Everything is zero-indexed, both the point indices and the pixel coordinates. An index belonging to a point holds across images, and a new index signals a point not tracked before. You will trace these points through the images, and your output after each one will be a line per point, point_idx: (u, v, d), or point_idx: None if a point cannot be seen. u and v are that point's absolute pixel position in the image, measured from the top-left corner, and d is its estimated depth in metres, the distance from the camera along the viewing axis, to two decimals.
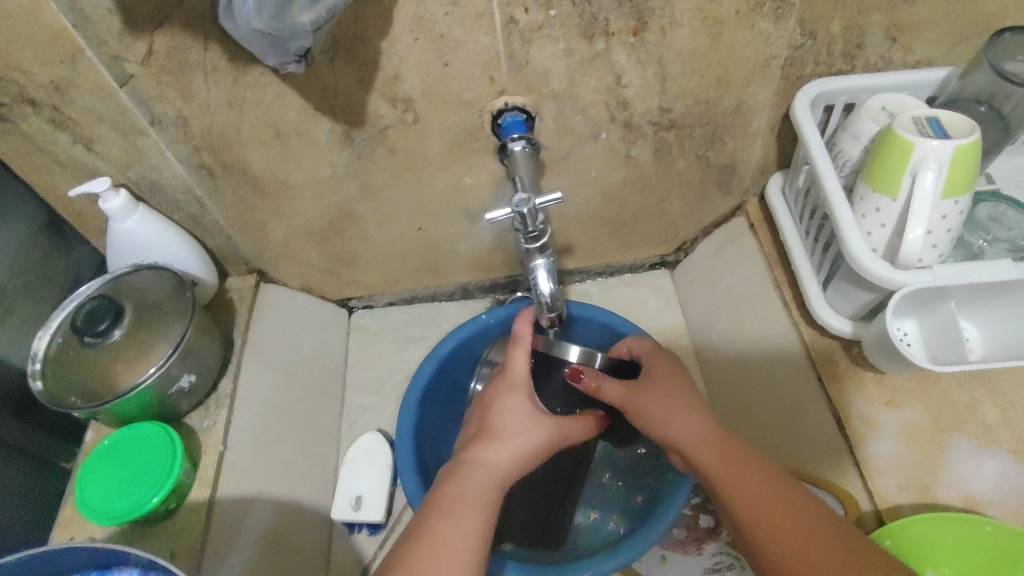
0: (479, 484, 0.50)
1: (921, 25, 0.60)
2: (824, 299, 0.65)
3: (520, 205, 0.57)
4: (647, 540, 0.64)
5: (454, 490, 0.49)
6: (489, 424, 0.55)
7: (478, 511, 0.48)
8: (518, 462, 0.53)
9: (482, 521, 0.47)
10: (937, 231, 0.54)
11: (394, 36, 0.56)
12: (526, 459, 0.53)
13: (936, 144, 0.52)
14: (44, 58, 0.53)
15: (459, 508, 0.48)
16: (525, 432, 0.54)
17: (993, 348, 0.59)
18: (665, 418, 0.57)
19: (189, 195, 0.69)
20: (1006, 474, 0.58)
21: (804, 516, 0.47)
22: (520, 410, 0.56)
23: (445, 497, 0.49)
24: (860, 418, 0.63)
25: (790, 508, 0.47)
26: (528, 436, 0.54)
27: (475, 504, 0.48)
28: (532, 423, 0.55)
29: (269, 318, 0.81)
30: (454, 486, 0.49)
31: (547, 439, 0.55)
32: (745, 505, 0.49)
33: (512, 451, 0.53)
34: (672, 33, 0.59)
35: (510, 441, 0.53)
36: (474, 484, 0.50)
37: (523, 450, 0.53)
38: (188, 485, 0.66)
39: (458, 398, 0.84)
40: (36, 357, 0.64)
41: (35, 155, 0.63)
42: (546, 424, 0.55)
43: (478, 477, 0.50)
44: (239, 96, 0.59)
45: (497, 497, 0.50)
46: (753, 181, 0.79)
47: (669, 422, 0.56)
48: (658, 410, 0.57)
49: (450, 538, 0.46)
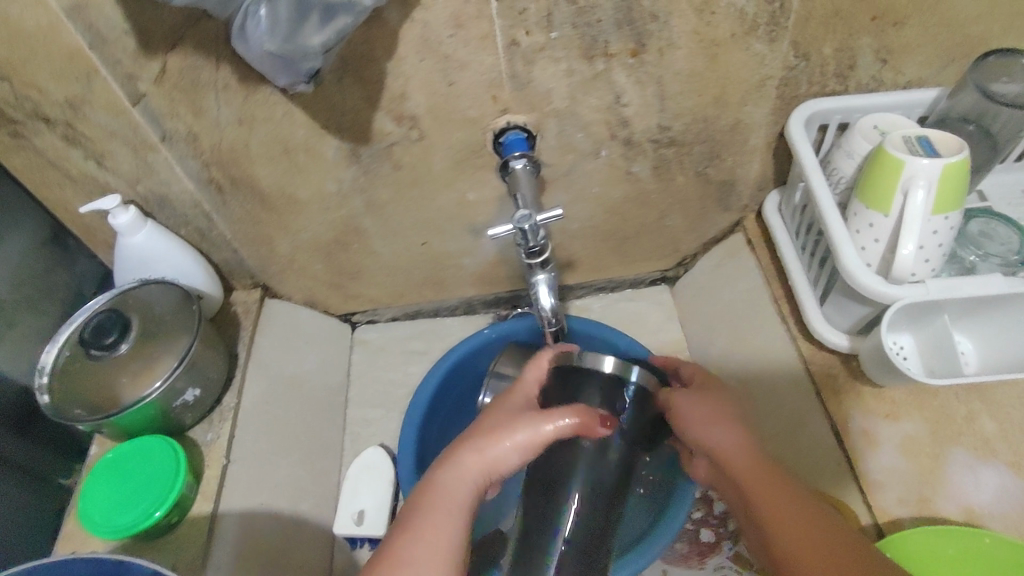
0: (455, 489, 0.50)
1: (910, 47, 0.62)
2: (821, 312, 0.67)
3: (522, 220, 0.58)
4: (651, 554, 0.66)
5: (429, 498, 0.50)
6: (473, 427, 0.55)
7: (452, 520, 0.49)
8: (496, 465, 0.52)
9: (454, 531, 0.48)
10: (930, 246, 0.56)
11: (401, 57, 0.58)
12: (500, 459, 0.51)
13: (926, 162, 0.53)
14: (60, 76, 0.55)
15: (434, 518, 0.48)
16: (501, 428, 0.52)
17: (987, 363, 0.60)
18: (702, 430, 0.57)
19: (197, 209, 0.70)
20: (1005, 486, 0.58)
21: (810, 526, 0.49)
22: (505, 412, 0.55)
23: (420, 502, 0.50)
24: (858, 432, 0.64)
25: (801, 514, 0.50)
26: (503, 436, 0.51)
27: (440, 512, 0.49)
28: (514, 420, 0.53)
29: (273, 332, 0.82)
30: (431, 494, 0.50)
31: (528, 434, 0.52)
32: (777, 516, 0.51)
33: (493, 453, 0.51)
34: (670, 55, 0.61)
35: (491, 449, 0.51)
36: (453, 495, 0.50)
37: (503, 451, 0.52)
38: (191, 500, 0.66)
39: (464, 409, 0.85)
40: (44, 370, 0.64)
41: (47, 169, 0.64)
42: (527, 419, 0.53)
43: (452, 483, 0.50)
44: (249, 114, 0.61)
45: (473, 495, 0.50)
46: (752, 197, 0.80)
47: (704, 435, 0.57)
48: (698, 423, 0.57)
49: (425, 548, 0.47)
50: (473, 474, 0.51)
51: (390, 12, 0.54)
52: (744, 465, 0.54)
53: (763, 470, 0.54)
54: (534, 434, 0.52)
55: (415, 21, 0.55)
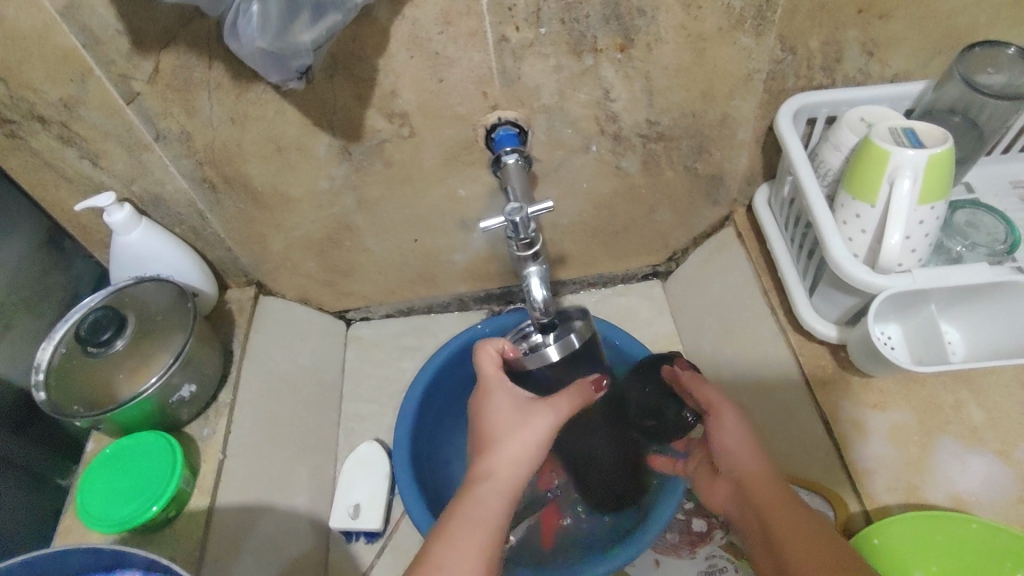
0: (492, 499, 0.50)
1: (896, 39, 0.63)
2: (810, 304, 0.67)
3: (512, 213, 0.59)
4: (640, 546, 0.67)
5: (464, 510, 0.49)
6: (484, 437, 0.55)
7: (490, 531, 0.48)
8: (522, 466, 0.53)
9: (491, 539, 0.48)
10: (915, 236, 0.56)
11: (391, 54, 0.58)
12: (530, 455, 0.53)
13: (911, 153, 0.54)
14: (55, 77, 0.56)
15: (466, 529, 0.48)
16: (517, 428, 0.54)
17: (974, 351, 0.61)
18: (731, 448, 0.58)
19: (191, 208, 0.71)
20: (992, 473, 0.59)
21: (810, 531, 0.50)
22: (506, 409, 0.56)
23: (461, 517, 0.49)
24: (849, 422, 0.64)
25: (798, 522, 0.51)
26: (524, 432, 0.53)
27: (483, 522, 0.49)
28: (527, 416, 0.54)
29: (267, 329, 0.83)
30: (463, 503, 0.50)
31: (545, 422, 0.54)
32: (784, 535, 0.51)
33: (513, 447, 0.53)
34: (658, 49, 0.62)
35: (508, 444, 0.53)
36: (483, 498, 0.50)
37: (526, 445, 0.53)
38: (188, 493, 0.67)
39: (460, 424, 0.86)
40: (39, 368, 0.66)
41: (43, 169, 0.65)
42: (538, 411, 0.55)
43: (485, 491, 0.50)
44: (242, 112, 0.61)
45: (507, 503, 0.50)
46: (741, 192, 0.81)
47: (731, 448, 0.58)
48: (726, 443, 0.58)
49: (460, 567, 0.46)
50: (507, 482, 0.51)
51: (379, 9, 0.54)
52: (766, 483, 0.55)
53: (769, 486, 0.55)
54: (549, 421, 0.54)
55: (404, 18, 0.56)
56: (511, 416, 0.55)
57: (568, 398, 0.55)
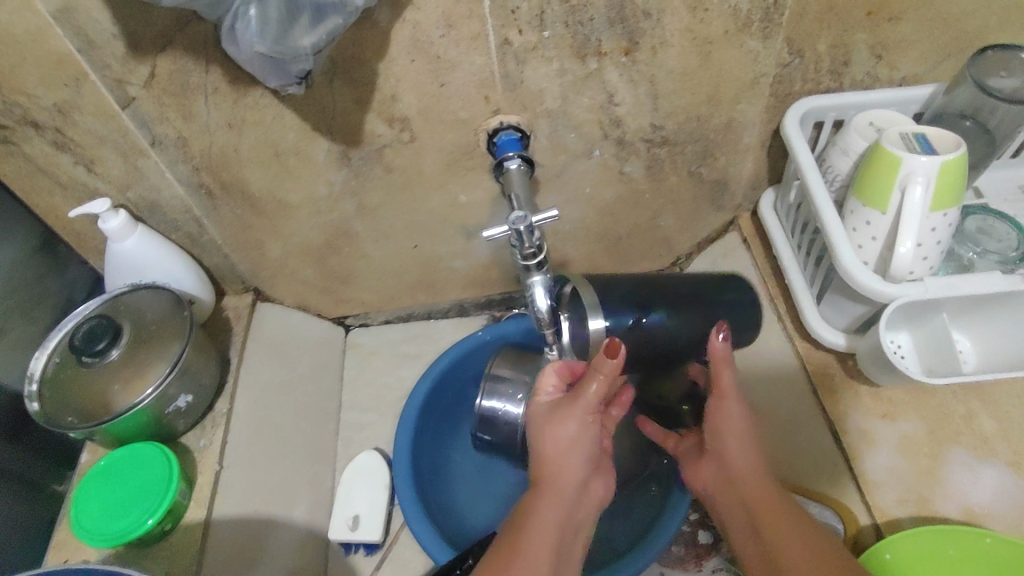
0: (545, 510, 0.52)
1: (905, 43, 0.61)
2: (818, 312, 0.66)
3: (516, 221, 0.57)
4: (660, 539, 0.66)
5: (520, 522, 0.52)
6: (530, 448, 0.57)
7: (543, 542, 0.50)
8: (569, 466, 0.54)
9: (548, 544, 0.50)
10: (927, 244, 0.55)
11: (391, 57, 0.57)
12: (574, 453, 0.54)
13: (924, 158, 0.52)
14: (48, 81, 0.54)
15: (524, 540, 0.50)
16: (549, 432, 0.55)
17: (986, 361, 0.59)
18: (733, 439, 0.60)
19: (187, 214, 0.70)
20: (1004, 485, 0.58)
21: (806, 537, 0.52)
22: (541, 413, 0.57)
23: (516, 529, 0.51)
24: (857, 432, 0.63)
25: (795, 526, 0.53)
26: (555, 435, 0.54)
27: (539, 532, 0.51)
28: (556, 417, 0.55)
29: (265, 336, 0.82)
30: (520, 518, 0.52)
31: (574, 417, 0.54)
32: (778, 539, 0.52)
33: (551, 450, 0.54)
34: (664, 53, 0.60)
35: (547, 449, 0.55)
36: (537, 510, 0.52)
37: (563, 445, 0.54)
38: (184, 506, 0.66)
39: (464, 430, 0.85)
40: (33, 377, 0.64)
41: (36, 175, 0.64)
42: (565, 408, 0.55)
43: (536, 504, 0.53)
44: (239, 117, 0.60)
45: (558, 508, 0.53)
46: (746, 197, 0.80)
47: (727, 439, 0.60)
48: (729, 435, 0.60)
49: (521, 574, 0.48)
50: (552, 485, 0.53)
51: (380, 13, 0.53)
52: (761, 489, 0.56)
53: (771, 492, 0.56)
54: (576, 414, 0.54)
55: (405, 21, 0.54)
56: (546, 421, 0.56)
57: (589, 382, 0.54)
